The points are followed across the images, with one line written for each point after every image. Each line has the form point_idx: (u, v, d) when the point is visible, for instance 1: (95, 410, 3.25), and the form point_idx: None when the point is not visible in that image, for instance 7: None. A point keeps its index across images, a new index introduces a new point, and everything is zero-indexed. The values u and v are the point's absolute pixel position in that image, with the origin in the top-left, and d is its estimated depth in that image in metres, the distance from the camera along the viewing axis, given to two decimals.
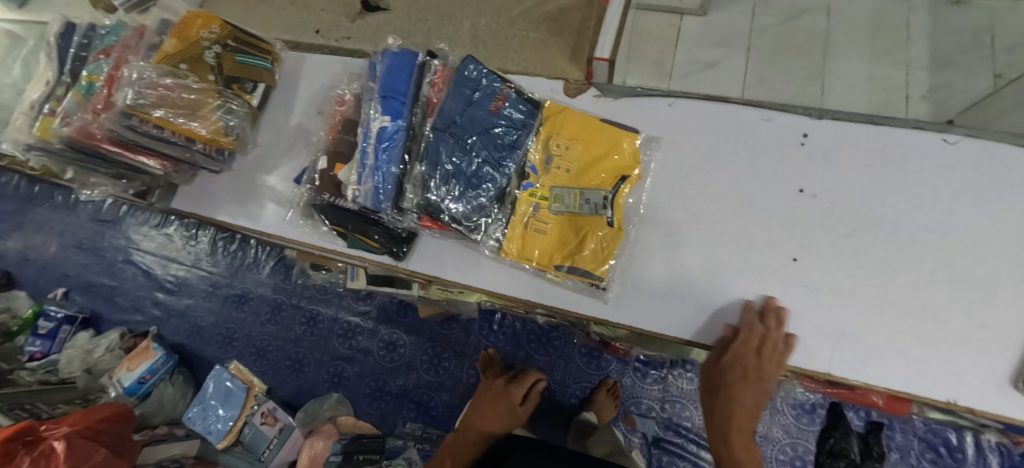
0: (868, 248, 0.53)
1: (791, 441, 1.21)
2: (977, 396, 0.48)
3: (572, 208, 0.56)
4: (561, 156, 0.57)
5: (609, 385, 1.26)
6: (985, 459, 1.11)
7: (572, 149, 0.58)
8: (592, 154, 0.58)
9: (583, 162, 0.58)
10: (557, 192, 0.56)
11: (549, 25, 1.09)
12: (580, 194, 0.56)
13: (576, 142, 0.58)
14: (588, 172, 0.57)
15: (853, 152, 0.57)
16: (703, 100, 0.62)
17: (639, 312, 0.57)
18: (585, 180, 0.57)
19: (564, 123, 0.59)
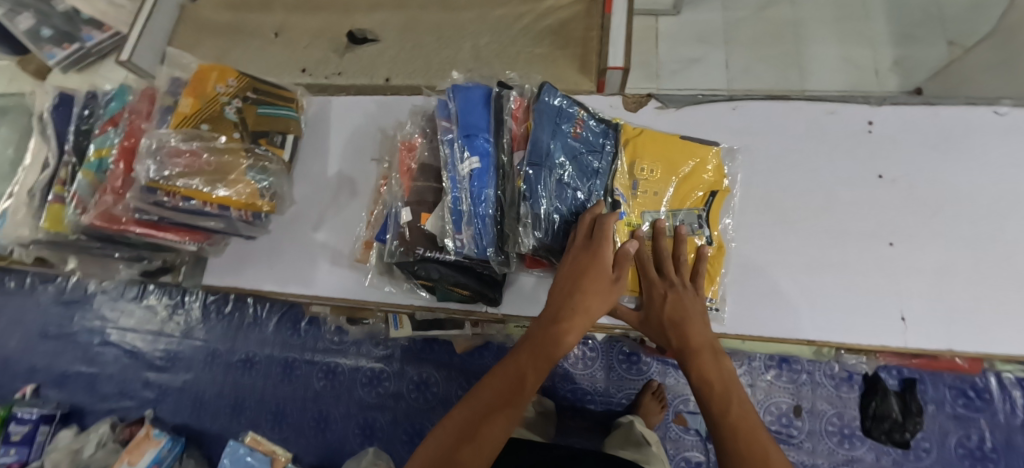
0: (954, 224, 0.55)
1: (836, 411, 1.25)
2: None
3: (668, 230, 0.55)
4: (647, 179, 0.56)
5: (653, 388, 1.24)
6: (1006, 395, 1.21)
7: (657, 171, 0.56)
8: (680, 171, 0.57)
9: (673, 182, 0.57)
10: (647, 217, 0.56)
11: (553, 38, 1.08)
12: (673, 216, 0.56)
13: (661, 162, 0.57)
14: (676, 191, 0.56)
15: (919, 132, 0.59)
16: (765, 100, 0.62)
17: (756, 320, 0.55)
18: (676, 201, 0.56)
19: (647, 144, 0.57)
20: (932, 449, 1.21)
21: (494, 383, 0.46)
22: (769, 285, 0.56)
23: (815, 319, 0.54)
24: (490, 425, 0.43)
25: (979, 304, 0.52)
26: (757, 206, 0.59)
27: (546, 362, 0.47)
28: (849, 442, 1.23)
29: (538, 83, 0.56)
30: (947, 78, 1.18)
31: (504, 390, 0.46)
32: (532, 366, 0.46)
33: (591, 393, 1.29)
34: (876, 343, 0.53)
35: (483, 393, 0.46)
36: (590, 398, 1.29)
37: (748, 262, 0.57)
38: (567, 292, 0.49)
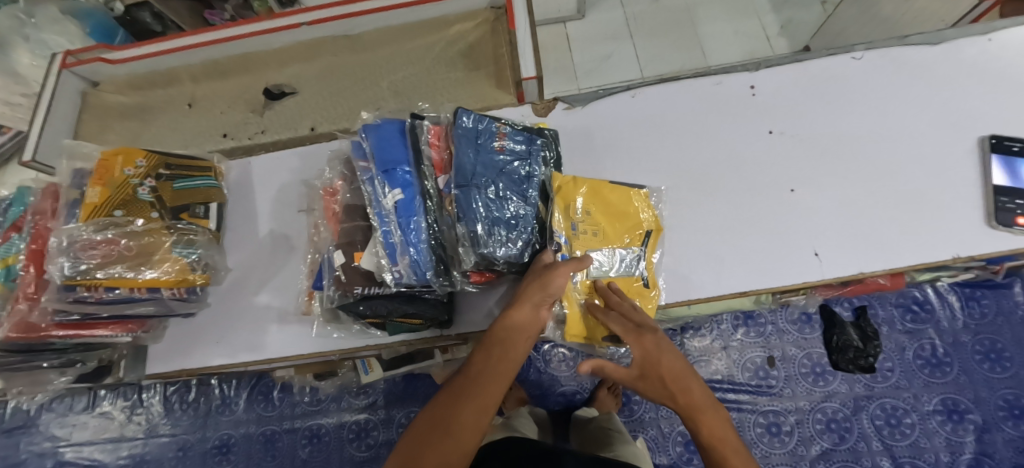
0: (842, 161, 0.61)
1: (805, 353, 1.33)
2: (971, 244, 0.57)
3: (607, 271, 0.59)
4: (586, 224, 0.59)
5: (609, 383, 1.29)
6: (944, 302, 1.34)
7: (590, 212, 0.59)
8: (614, 211, 0.60)
9: (606, 221, 0.60)
10: (591, 256, 0.59)
11: (465, 61, 1.13)
12: (614, 256, 0.59)
13: (592, 202, 0.60)
14: (614, 229, 0.60)
15: (796, 85, 0.66)
16: (658, 83, 0.67)
17: (701, 283, 0.59)
18: (614, 240, 0.59)
19: (579, 188, 0.60)
20: (895, 367, 1.30)
21: (467, 372, 0.53)
22: (688, 271, 0.60)
23: (747, 272, 0.58)
24: (465, 414, 0.49)
25: (879, 226, 0.58)
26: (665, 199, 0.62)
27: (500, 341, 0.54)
28: (823, 379, 1.30)
29: (452, 110, 0.60)
30: (824, 33, 1.31)
31: (479, 382, 0.51)
32: (500, 358, 0.53)
33: (580, 392, 1.31)
34: (801, 281, 0.57)
35: (455, 387, 0.52)
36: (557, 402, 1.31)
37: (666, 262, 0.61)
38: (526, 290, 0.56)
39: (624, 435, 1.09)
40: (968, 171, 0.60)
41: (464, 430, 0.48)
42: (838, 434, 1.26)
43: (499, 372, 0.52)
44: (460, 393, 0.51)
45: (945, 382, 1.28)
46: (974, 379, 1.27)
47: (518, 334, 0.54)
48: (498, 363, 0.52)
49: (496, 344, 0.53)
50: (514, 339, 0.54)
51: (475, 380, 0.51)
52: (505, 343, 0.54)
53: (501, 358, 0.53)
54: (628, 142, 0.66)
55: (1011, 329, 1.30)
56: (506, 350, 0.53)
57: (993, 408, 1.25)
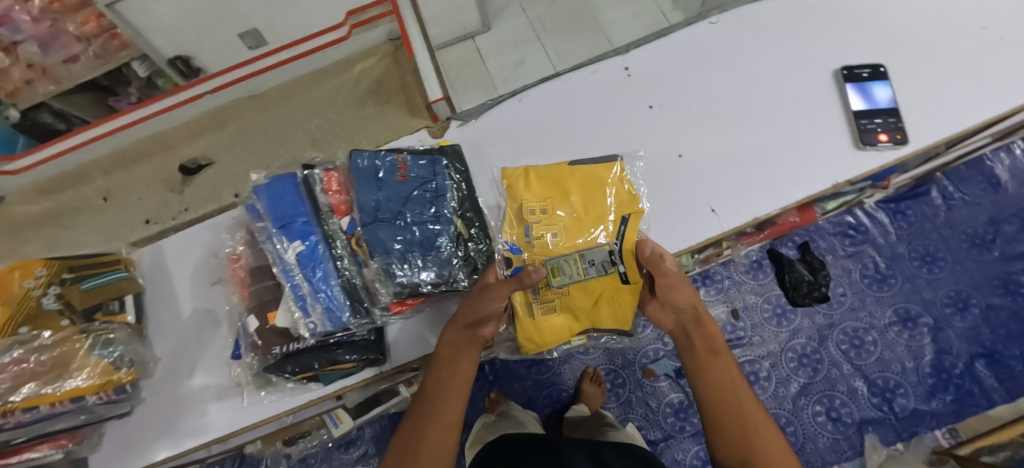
0: (720, 119, 0.66)
1: (765, 298, 1.39)
2: (846, 168, 0.62)
3: (577, 276, 0.59)
4: (546, 228, 0.62)
5: (590, 374, 1.31)
6: (875, 221, 1.42)
7: (549, 212, 0.62)
8: (583, 204, 0.62)
9: (568, 216, 0.62)
10: (552, 264, 0.60)
11: (374, 98, 1.13)
12: (582, 258, 0.59)
13: (549, 200, 0.63)
14: (580, 222, 0.62)
15: (664, 59, 0.70)
16: (539, 85, 0.71)
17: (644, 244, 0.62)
18: (581, 242, 0.61)
19: (532, 188, 0.64)
20: (847, 291, 1.37)
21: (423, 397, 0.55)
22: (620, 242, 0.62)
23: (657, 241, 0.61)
24: (427, 439, 0.51)
25: (764, 171, 0.63)
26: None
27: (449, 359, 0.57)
28: (786, 318, 1.36)
29: (348, 153, 0.63)
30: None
31: (438, 404, 0.54)
32: (449, 379, 0.56)
33: (566, 390, 1.33)
34: (705, 239, 0.61)
35: (414, 416, 0.54)
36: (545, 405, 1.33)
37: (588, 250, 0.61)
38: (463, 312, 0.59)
39: (614, 423, 1.08)
40: (830, 103, 0.66)
41: (429, 453, 0.50)
42: (811, 367, 1.32)
43: (452, 388, 0.55)
44: (421, 419, 0.53)
45: (893, 294, 1.36)
46: (917, 284, 1.36)
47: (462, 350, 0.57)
48: (451, 383, 0.55)
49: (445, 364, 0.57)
50: (459, 355, 0.57)
51: (434, 403, 0.54)
52: (452, 362, 0.57)
53: (451, 378, 0.56)
54: (524, 145, 0.69)
55: (937, 231, 1.39)
56: (453, 368, 0.56)
57: (939, 308, 1.34)
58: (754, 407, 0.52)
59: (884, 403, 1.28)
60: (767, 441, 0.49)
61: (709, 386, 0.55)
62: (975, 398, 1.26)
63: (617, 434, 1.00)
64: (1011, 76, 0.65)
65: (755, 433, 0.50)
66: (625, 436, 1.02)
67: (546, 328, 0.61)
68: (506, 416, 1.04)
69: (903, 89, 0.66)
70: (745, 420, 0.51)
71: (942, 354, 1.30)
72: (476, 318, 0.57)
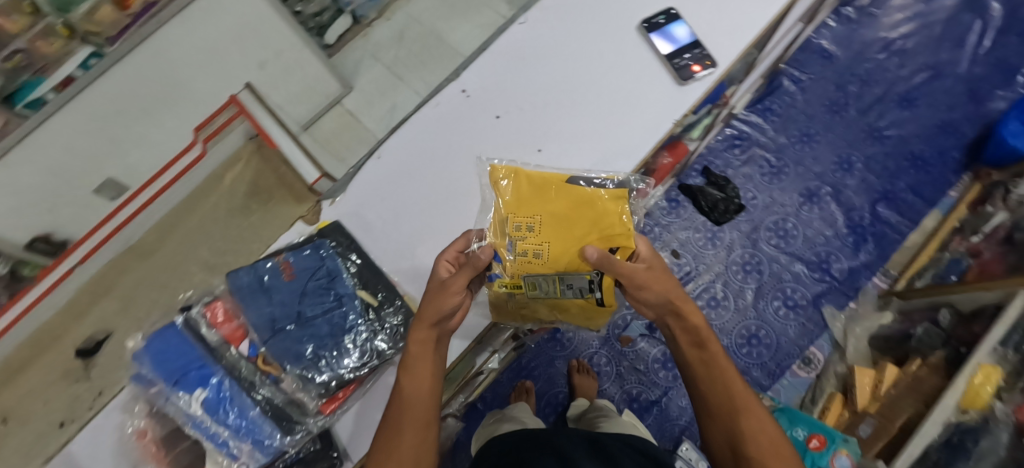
0: (560, 104, 0.72)
1: (693, 228, 1.48)
2: (678, 105, 0.69)
3: (553, 293, 0.59)
4: (530, 247, 0.58)
5: (575, 366, 1.32)
6: (752, 124, 1.56)
7: (536, 227, 0.58)
8: (578, 220, 0.58)
9: (553, 234, 0.58)
10: (529, 279, 0.60)
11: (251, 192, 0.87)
12: (560, 281, 0.58)
13: (546, 213, 0.59)
14: (564, 244, 0.58)
15: (492, 70, 0.76)
16: (393, 135, 0.75)
17: None
18: (564, 264, 0.58)
19: (530, 196, 0.60)
20: (755, 193, 1.49)
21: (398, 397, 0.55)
22: None
23: None
24: (409, 441, 0.51)
25: (613, 135, 0.69)
26: (457, 224, 0.70)
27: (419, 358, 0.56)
28: (717, 238, 1.46)
29: (226, 276, 0.62)
30: None
31: (415, 405, 0.54)
32: (425, 378, 0.55)
33: (561, 390, 1.34)
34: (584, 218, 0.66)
35: (389, 419, 0.54)
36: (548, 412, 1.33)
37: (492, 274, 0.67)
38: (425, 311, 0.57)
39: (609, 412, 1.09)
40: (643, 53, 0.73)
41: (410, 452, 0.51)
42: (755, 270, 1.42)
43: (422, 381, 0.55)
44: (397, 420, 0.53)
45: (792, 179, 1.49)
46: (806, 163, 1.50)
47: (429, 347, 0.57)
48: (424, 383, 0.55)
49: (416, 363, 0.56)
50: (426, 353, 0.57)
51: (413, 404, 0.54)
52: (421, 359, 0.56)
53: (423, 377, 0.56)
54: (401, 195, 0.73)
55: (802, 111, 1.55)
56: (423, 365, 0.56)
57: (830, 174, 1.49)
58: (746, 397, 0.54)
59: (824, 274, 1.40)
60: (760, 437, 0.52)
61: (704, 388, 0.56)
62: (888, 236, 1.42)
63: (610, 425, 0.99)
64: None
65: (748, 437, 0.52)
66: (618, 424, 1.00)
67: (519, 314, 0.68)
68: (506, 418, 1.02)
69: (696, 21, 0.74)
70: (738, 417, 0.53)
71: (849, 211, 1.45)
72: (443, 317, 0.57)
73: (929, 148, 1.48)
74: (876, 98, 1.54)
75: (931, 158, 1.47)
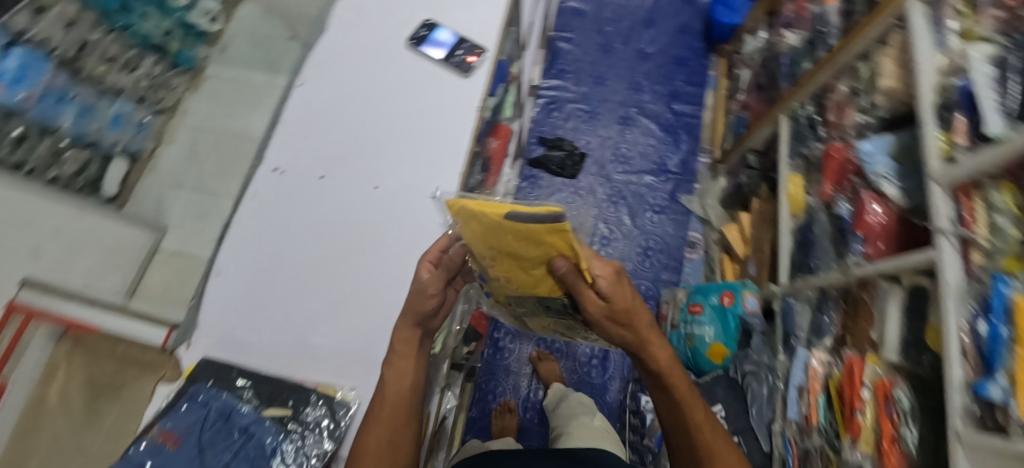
0: (374, 140, 0.75)
1: (555, 189, 1.61)
2: (473, 95, 0.77)
3: (537, 308, 0.70)
4: (495, 270, 0.60)
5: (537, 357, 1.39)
6: (554, 86, 1.76)
7: (493, 259, 0.57)
8: (530, 248, 0.52)
9: (515, 264, 0.57)
10: (512, 296, 0.68)
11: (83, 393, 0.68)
12: (539, 300, 0.67)
13: (497, 250, 0.54)
14: (531, 273, 0.58)
15: (296, 138, 0.76)
16: (224, 243, 0.70)
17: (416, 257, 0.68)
18: (540, 290, 0.63)
19: (484, 237, 0.52)
20: (586, 138, 1.69)
21: (376, 394, 0.59)
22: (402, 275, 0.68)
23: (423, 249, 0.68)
24: (381, 434, 0.55)
25: (434, 144, 0.74)
26: (333, 293, 0.67)
27: (402, 355, 0.59)
28: (578, 188, 1.61)
29: None
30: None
31: (393, 404, 0.57)
32: (407, 374, 0.58)
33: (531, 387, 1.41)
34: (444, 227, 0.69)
35: (366, 417, 0.57)
36: (528, 412, 1.39)
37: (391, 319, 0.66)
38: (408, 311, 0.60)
39: (576, 414, 1.11)
40: (424, 65, 0.79)
41: (383, 447, 0.54)
42: (619, 198, 1.60)
43: (401, 375, 0.59)
44: (373, 414, 0.57)
45: (606, 115, 1.72)
46: (609, 98, 1.75)
47: (413, 344, 0.60)
48: (409, 379, 0.59)
49: (398, 359, 0.59)
50: (407, 350, 0.59)
51: (393, 403, 0.57)
52: (405, 357, 0.60)
53: (404, 374, 0.59)
54: (262, 294, 0.67)
55: (585, 62, 1.80)
56: (404, 362, 0.59)
57: (629, 99, 1.74)
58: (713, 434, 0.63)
59: (667, 174, 1.63)
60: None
61: (670, 418, 0.66)
62: (691, 125, 1.71)
63: (579, 433, 1.01)
64: None
65: None
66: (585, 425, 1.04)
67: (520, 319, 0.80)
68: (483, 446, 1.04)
69: (451, 23, 0.82)
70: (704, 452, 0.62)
71: (657, 119, 1.71)
72: (425, 316, 0.59)
73: (681, 50, 1.82)
74: (629, 29, 1.85)
75: (687, 56, 1.81)
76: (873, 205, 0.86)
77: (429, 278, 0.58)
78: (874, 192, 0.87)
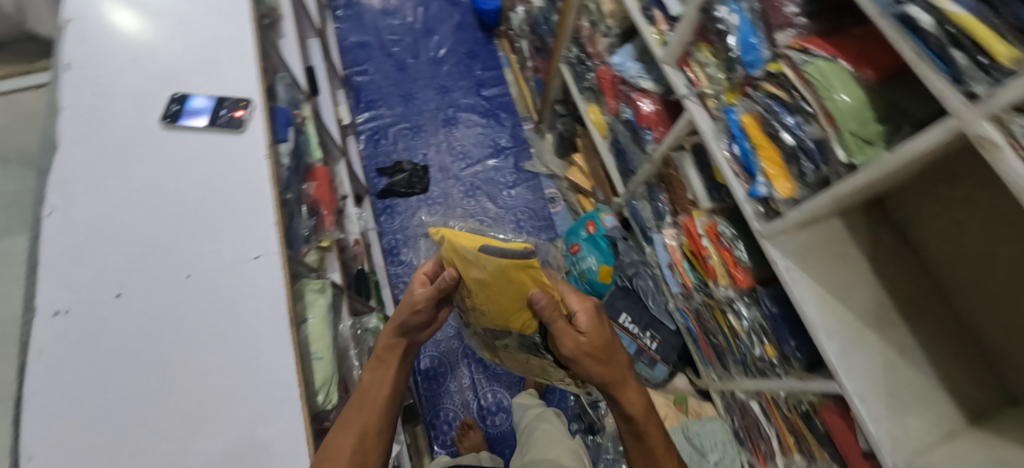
0: (164, 233, 0.68)
1: (414, 209, 1.64)
2: (255, 148, 0.75)
3: (516, 342, 0.83)
4: (470, 300, 0.72)
5: None
6: (369, 118, 1.78)
7: (473, 293, 0.70)
8: (503, 287, 0.67)
9: (492, 301, 0.70)
10: (489, 329, 0.81)
11: None
12: (513, 334, 0.79)
13: (474, 285, 0.68)
14: (503, 309, 0.71)
15: (69, 269, 0.66)
16: (19, 420, 0.58)
17: (261, 322, 0.64)
18: (513, 325, 0.75)
19: (461, 267, 0.66)
20: (420, 152, 1.73)
21: (352, 404, 0.66)
22: (253, 347, 0.63)
23: (265, 311, 0.65)
24: (349, 437, 0.61)
25: (234, 209, 0.70)
26: (181, 404, 0.59)
27: (381, 362, 0.70)
28: (433, 198, 1.66)
29: None
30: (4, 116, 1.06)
31: (365, 413, 0.65)
32: (385, 382, 0.68)
33: (481, 393, 1.43)
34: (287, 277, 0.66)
35: (334, 429, 0.63)
36: (496, 417, 1.40)
37: (264, 393, 0.61)
38: (394, 321, 0.72)
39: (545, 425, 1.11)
40: (192, 142, 0.75)
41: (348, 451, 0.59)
42: (473, 190, 1.67)
43: (380, 382, 0.68)
44: (344, 424, 0.63)
45: (428, 124, 1.78)
46: (424, 109, 1.81)
47: (394, 350, 0.71)
48: (387, 385, 0.68)
49: (379, 368, 0.70)
50: (388, 362, 0.70)
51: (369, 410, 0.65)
52: (382, 369, 0.70)
53: (382, 381, 0.68)
54: (88, 449, 0.56)
55: (388, 86, 1.85)
56: (386, 371, 0.69)
57: (443, 102, 1.83)
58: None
59: (503, 150, 1.74)
60: None
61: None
62: (504, 102, 1.83)
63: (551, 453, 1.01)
64: (230, 37, 0.86)
65: None
66: (552, 434, 1.07)
67: (504, 355, 0.95)
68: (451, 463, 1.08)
69: (204, 92, 0.79)
70: None
71: (474, 110, 1.81)
72: (406, 329, 0.72)
73: (467, 43, 1.94)
74: (415, 44, 1.94)
75: (474, 46, 1.94)
76: (643, 101, 1.03)
77: (418, 293, 0.72)
78: (640, 91, 1.04)
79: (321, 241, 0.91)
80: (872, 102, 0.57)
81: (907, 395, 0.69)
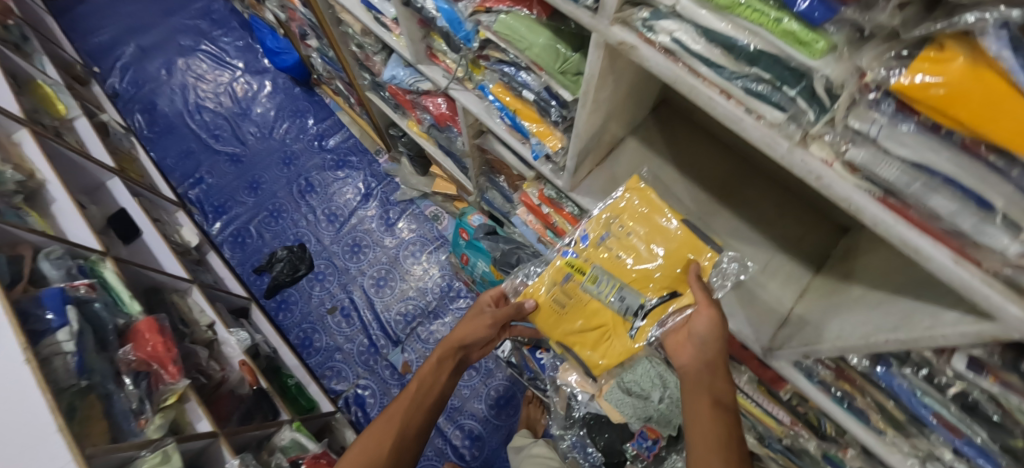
0: None
1: (308, 290, 1.55)
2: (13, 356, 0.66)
3: (603, 297, 0.64)
4: (614, 237, 0.65)
5: (532, 397, 1.34)
6: (225, 224, 1.67)
7: (641, 234, 0.63)
8: (669, 251, 0.62)
9: (639, 255, 0.63)
10: (592, 272, 0.65)
11: None
12: (616, 292, 0.63)
13: (638, 234, 0.64)
14: (643, 268, 0.63)
15: None
16: None
17: None
18: (635, 282, 0.63)
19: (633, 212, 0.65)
20: (290, 232, 1.64)
21: (396, 402, 0.77)
22: None
23: None
24: (380, 433, 0.72)
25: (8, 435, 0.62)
26: None
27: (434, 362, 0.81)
28: (323, 271, 1.57)
29: None
30: None
31: (401, 416, 0.74)
32: (434, 386, 0.79)
33: (449, 430, 1.37)
34: None
35: (376, 427, 0.73)
36: (476, 449, 1.36)
37: None
38: (455, 335, 0.82)
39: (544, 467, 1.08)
40: None
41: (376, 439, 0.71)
42: (357, 246, 1.60)
43: (428, 381, 0.79)
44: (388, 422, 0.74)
45: (287, 202, 1.68)
46: (277, 189, 1.71)
47: (445, 358, 0.82)
48: (434, 390, 0.79)
49: (432, 366, 0.80)
50: (439, 365, 0.81)
51: (413, 410, 0.76)
52: (433, 376, 0.79)
53: (429, 380, 0.79)
54: None
55: (230, 184, 1.73)
56: (438, 376, 0.80)
57: (292, 174, 1.73)
58: None
59: (370, 192, 1.67)
60: None
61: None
62: (351, 146, 1.75)
63: None
64: None
65: None
66: None
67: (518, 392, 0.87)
68: None
69: None
70: None
71: (326, 167, 1.73)
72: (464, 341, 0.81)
73: (289, 105, 1.84)
74: (239, 131, 1.82)
75: (296, 105, 1.84)
76: (432, 101, 0.98)
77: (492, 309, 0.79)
78: (425, 93, 0.98)
79: (165, 402, 0.82)
80: (559, 37, 0.56)
81: (753, 273, 0.70)
